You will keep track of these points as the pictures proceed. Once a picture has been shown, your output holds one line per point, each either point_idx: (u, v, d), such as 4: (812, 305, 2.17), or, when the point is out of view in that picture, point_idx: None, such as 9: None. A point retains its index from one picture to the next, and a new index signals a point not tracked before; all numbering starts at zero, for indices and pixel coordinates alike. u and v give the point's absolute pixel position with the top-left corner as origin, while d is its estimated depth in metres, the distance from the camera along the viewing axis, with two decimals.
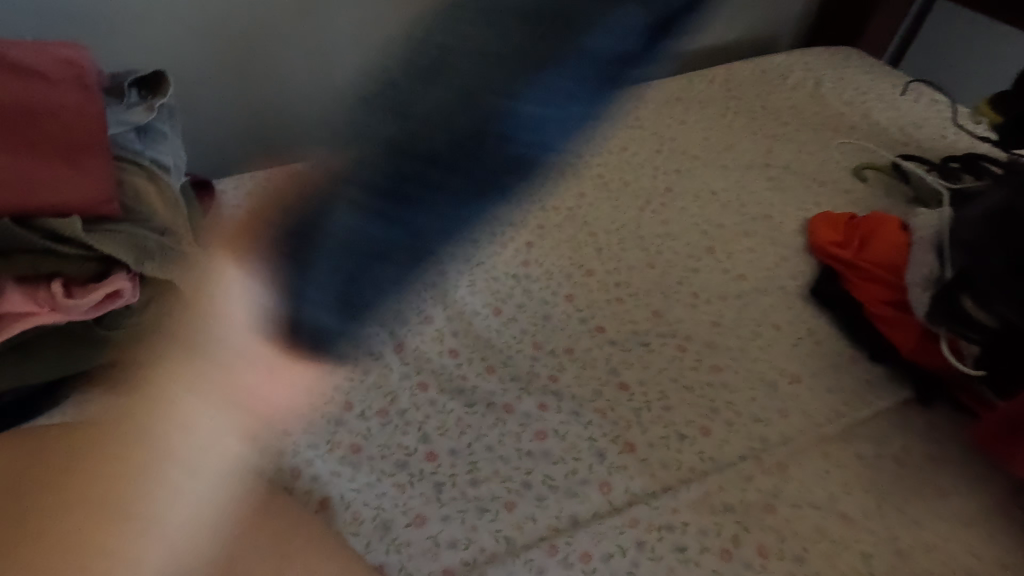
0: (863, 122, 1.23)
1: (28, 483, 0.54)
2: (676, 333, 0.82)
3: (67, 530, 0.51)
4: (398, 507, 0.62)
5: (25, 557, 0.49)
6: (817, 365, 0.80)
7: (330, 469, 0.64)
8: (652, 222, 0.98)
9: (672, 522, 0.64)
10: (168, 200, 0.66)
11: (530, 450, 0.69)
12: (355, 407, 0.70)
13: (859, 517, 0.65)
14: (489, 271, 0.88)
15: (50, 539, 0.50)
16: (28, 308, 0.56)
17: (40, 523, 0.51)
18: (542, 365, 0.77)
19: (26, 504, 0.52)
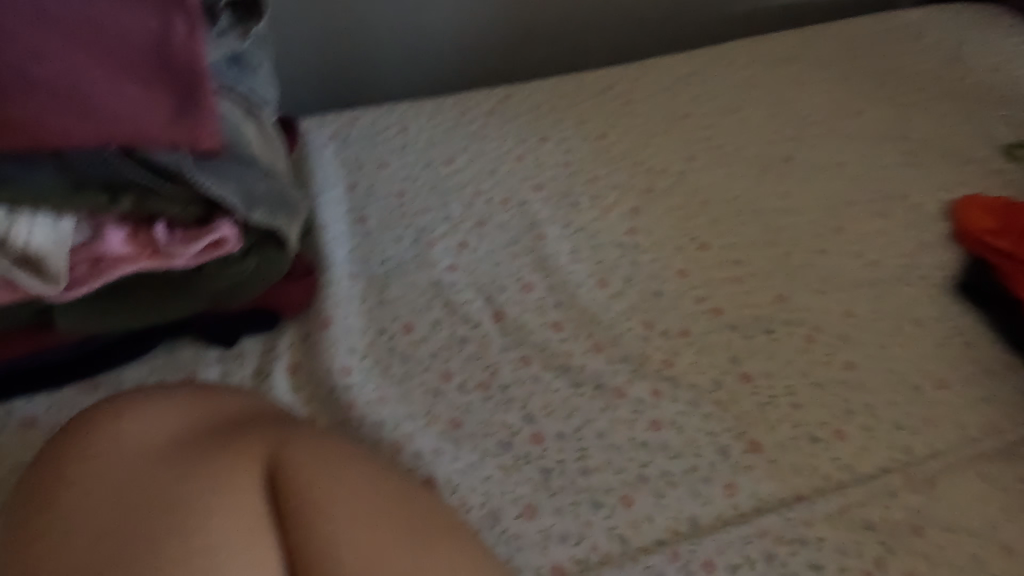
0: (1014, 92, 1.07)
1: (165, 456, 0.47)
2: (803, 321, 0.73)
3: (216, 516, 0.45)
4: (505, 494, 0.57)
5: (175, 546, 0.43)
6: (968, 370, 0.70)
7: (432, 445, 0.59)
8: (771, 195, 0.88)
9: (807, 537, 0.57)
10: (268, 139, 0.60)
11: (644, 441, 0.62)
12: (453, 378, 0.65)
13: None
14: (593, 238, 0.80)
15: (197, 525, 0.44)
16: (130, 252, 0.52)
17: (186, 507, 0.45)
18: (655, 347, 0.69)
19: (166, 482, 0.46)
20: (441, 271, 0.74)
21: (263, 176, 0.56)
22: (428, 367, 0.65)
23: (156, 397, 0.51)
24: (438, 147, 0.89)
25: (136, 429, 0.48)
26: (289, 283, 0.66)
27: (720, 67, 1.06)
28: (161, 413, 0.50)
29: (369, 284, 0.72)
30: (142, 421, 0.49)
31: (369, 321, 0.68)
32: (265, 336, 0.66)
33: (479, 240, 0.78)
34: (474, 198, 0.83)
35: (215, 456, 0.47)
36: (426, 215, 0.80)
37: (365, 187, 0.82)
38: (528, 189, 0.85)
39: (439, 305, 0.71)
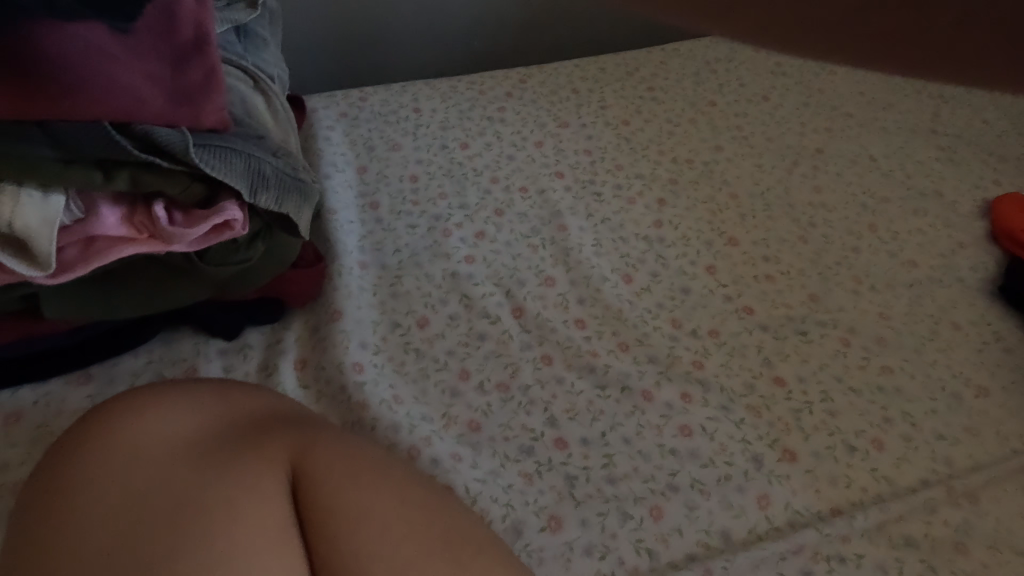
0: None
1: (182, 452, 0.43)
2: (837, 323, 0.70)
3: (236, 520, 0.41)
4: (527, 505, 0.53)
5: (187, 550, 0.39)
6: (1009, 379, 0.67)
7: (450, 450, 0.55)
8: (802, 189, 0.84)
9: (844, 553, 0.54)
10: (276, 114, 0.55)
11: (674, 448, 0.59)
12: (472, 377, 0.61)
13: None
14: (617, 231, 0.76)
15: (215, 529, 0.40)
16: (126, 233, 0.47)
17: (202, 507, 0.41)
18: (683, 347, 0.66)
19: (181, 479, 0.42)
20: (458, 263, 0.70)
21: (274, 154, 0.51)
22: (445, 365, 0.61)
23: (175, 392, 0.47)
24: (453, 130, 0.84)
25: (154, 424, 0.44)
26: (297, 272, 0.61)
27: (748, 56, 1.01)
28: (181, 408, 0.46)
29: (380, 275, 0.67)
30: (162, 415, 0.45)
31: (382, 315, 0.64)
32: (270, 328, 0.62)
33: (497, 230, 0.74)
34: (492, 185, 0.79)
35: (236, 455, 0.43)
36: (442, 202, 0.76)
37: (376, 171, 0.78)
38: (549, 177, 0.81)
39: (456, 299, 0.67)
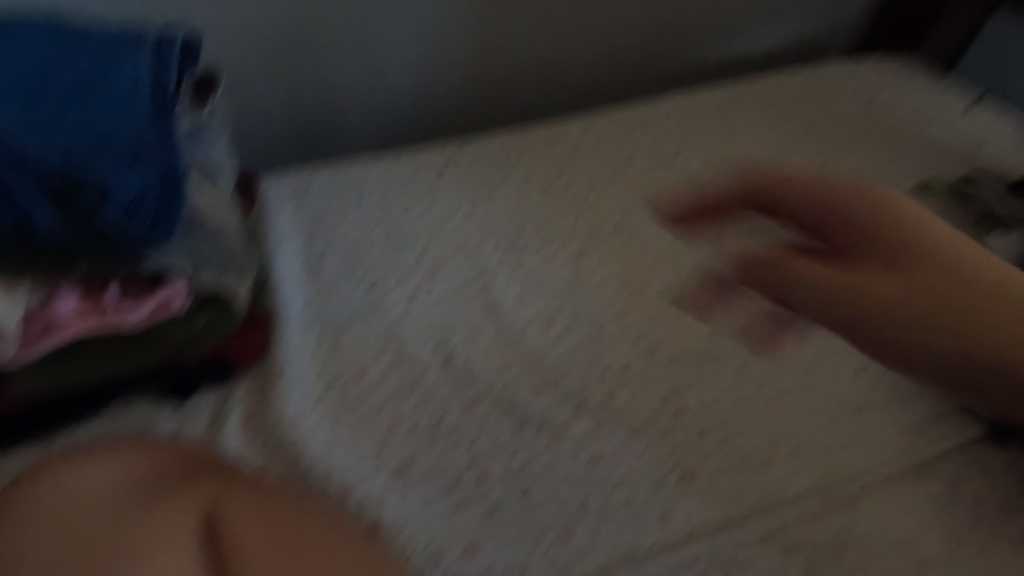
0: (926, 137, 1.17)
1: (119, 504, 0.51)
2: (736, 354, 0.78)
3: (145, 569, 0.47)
4: (449, 533, 0.60)
5: None
6: (886, 396, 0.76)
7: (380, 489, 0.62)
8: (708, 236, 0.94)
9: (735, 561, 0.61)
10: (222, 204, 0.64)
11: (585, 476, 0.65)
12: (404, 423, 0.68)
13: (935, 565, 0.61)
14: (540, 283, 0.85)
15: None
16: (80, 317, 0.55)
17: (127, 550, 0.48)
18: (596, 384, 0.73)
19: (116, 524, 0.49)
20: (394, 319, 0.77)
21: (211, 237, 0.60)
22: (379, 413, 0.68)
23: (121, 450, 0.54)
24: (394, 198, 0.92)
25: (98, 476, 0.52)
26: (244, 336, 0.69)
27: (660, 118, 1.13)
28: (123, 464, 0.53)
29: (323, 334, 0.74)
30: (103, 470, 0.52)
31: (323, 370, 0.71)
32: (219, 389, 0.68)
33: (431, 287, 0.82)
34: (428, 246, 0.87)
35: (159, 507, 0.50)
36: (381, 264, 0.83)
37: (322, 238, 0.85)
38: (479, 237, 0.90)
39: (391, 352, 0.74)
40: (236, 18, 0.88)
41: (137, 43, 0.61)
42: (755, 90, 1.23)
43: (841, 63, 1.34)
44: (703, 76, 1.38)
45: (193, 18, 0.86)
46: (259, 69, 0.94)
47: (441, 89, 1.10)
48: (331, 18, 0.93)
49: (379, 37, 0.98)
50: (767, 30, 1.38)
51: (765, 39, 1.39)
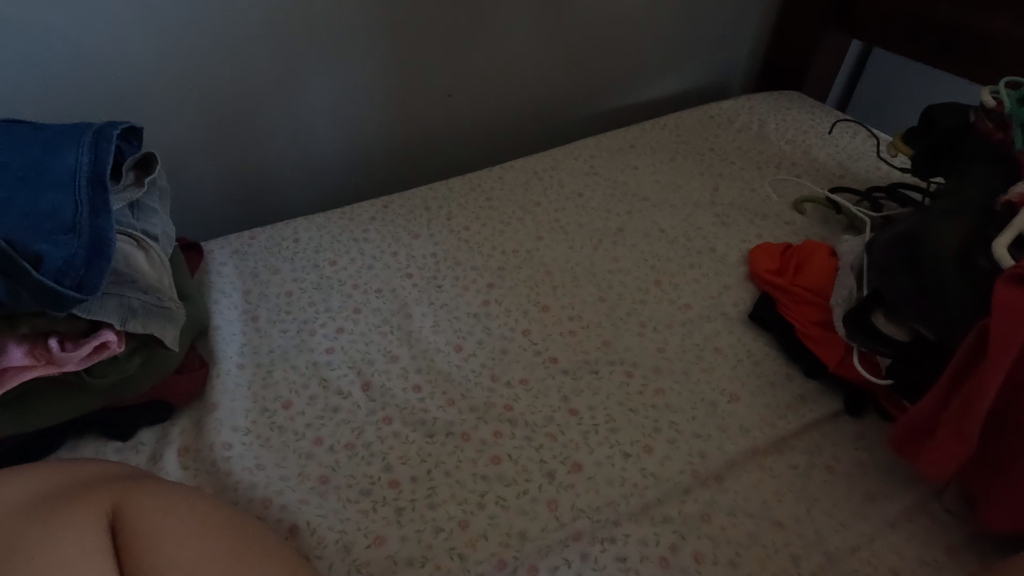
0: (803, 158, 1.32)
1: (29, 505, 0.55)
2: (623, 360, 0.89)
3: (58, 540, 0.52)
4: (360, 530, 0.68)
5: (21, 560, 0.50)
6: (756, 384, 0.86)
7: (299, 498, 0.70)
8: (604, 260, 1.06)
9: (614, 535, 0.69)
10: (155, 263, 0.75)
11: (485, 474, 0.74)
12: (324, 442, 0.77)
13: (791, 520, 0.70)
14: (452, 312, 0.95)
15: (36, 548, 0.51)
16: (26, 362, 0.64)
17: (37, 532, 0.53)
18: (498, 396, 0.83)
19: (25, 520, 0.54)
20: (319, 354, 0.87)
21: (145, 291, 0.71)
22: (303, 436, 0.77)
23: (32, 471, 0.60)
24: (324, 252, 1.04)
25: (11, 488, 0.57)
26: (180, 377, 0.78)
27: (566, 161, 1.28)
28: (36, 479, 0.59)
29: (255, 372, 0.85)
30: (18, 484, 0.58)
31: (254, 404, 0.81)
32: (159, 426, 0.77)
33: (355, 324, 0.92)
34: (353, 290, 0.98)
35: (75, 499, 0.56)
36: (310, 308, 0.94)
37: (258, 292, 0.96)
38: (399, 278, 1.01)
39: (316, 383, 0.84)
40: (178, 106, 1.02)
41: (79, 133, 0.73)
42: (652, 130, 1.38)
43: (731, 100, 1.51)
44: (611, 121, 1.54)
45: (139, 108, 1.00)
46: (201, 145, 1.07)
47: (367, 152, 1.24)
48: (261, 96, 1.08)
49: (307, 108, 1.13)
50: (663, 78, 1.56)
51: (662, 87, 1.57)
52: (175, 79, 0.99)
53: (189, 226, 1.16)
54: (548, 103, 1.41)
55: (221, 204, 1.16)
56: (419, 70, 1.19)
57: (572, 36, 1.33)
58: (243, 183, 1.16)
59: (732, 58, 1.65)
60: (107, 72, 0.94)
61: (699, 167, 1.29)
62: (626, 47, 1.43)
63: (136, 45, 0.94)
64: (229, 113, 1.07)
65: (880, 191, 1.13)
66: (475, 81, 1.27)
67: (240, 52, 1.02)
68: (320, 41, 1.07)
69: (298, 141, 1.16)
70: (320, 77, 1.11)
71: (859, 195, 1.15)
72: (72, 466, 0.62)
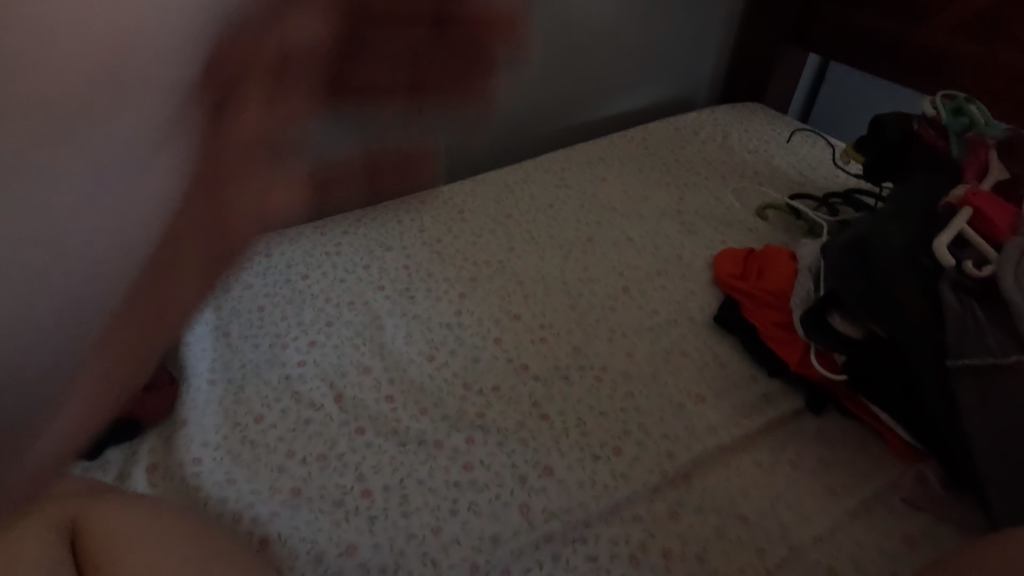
0: (765, 167, 1.37)
1: None
2: (593, 366, 0.91)
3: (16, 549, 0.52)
4: (332, 540, 0.68)
5: None
6: (722, 385, 0.89)
7: (271, 511, 0.70)
8: (574, 269, 1.09)
9: (585, 536, 0.70)
10: None
11: (458, 481, 0.75)
12: (297, 454, 0.77)
13: (754, 518, 0.72)
14: (425, 323, 0.97)
15: None
16: None
17: None
18: (470, 404, 0.84)
19: None
20: (292, 367, 0.88)
21: None
22: (275, 448, 0.77)
23: None
24: (296, 267, 1.04)
25: None
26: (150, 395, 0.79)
27: (536, 174, 1.31)
28: None
29: (227, 387, 0.84)
30: None
31: (226, 418, 0.80)
32: (128, 444, 0.77)
33: (328, 337, 0.93)
34: (326, 303, 0.99)
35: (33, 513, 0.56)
36: (282, 322, 0.94)
37: (229, 307, 0.96)
38: (372, 290, 1.01)
39: (288, 396, 0.84)
40: None
41: None
42: (620, 142, 1.42)
43: (695, 113, 1.57)
44: (581, 134, 1.58)
45: None
46: None
47: None
48: None
49: None
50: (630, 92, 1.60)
51: (630, 100, 1.61)
52: None
53: None
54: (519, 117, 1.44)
55: None
56: None
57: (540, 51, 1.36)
58: None
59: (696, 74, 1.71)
60: None
61: (665, 177, 1.32)
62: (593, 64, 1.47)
63: None
64: None
65: (837, 197, 1.18)
66: None
67: None
68: None
69: None
70: None
71: (817, 201, 1.20)
72: None
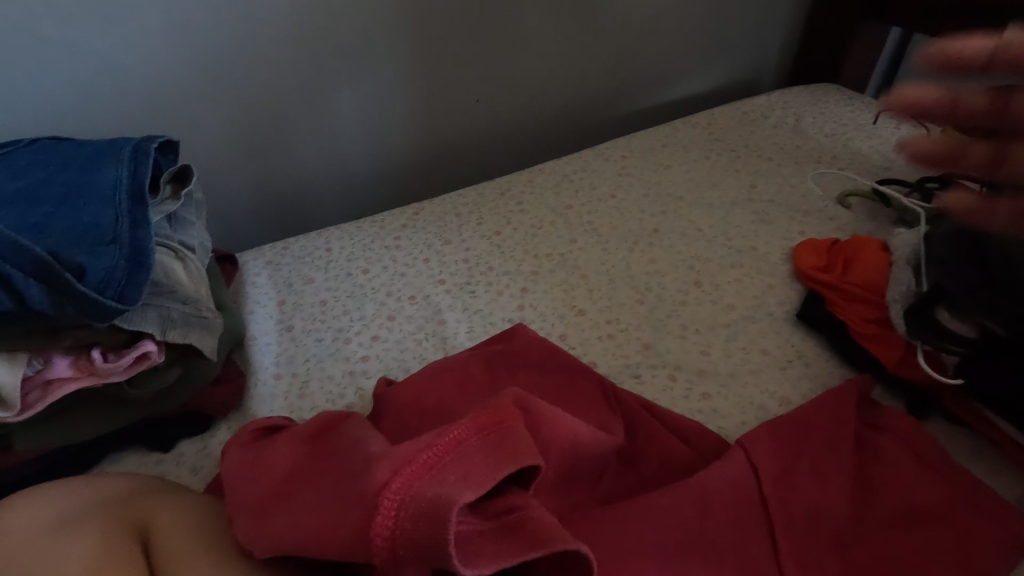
0: (844, 150, 1.27)
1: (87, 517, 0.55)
2: (665, 364, 0.85)
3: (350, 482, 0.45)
4: (434, 319, 0.93)
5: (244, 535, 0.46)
6: (808, 388, 0.82)
7: (414, 318, 0.93)
8: (640, 261, 1.03)
9: None
10: (193, 274, 0.74)
11: (523, 316, 0.94)
12: (420, 296, 0.97)
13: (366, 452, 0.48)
14: (487, 317, 0.93)
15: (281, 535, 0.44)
16: (73, 374, 0.65)
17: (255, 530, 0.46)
18: (556, 328, 0.91)
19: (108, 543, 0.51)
20: (355, 363, 0.86)
21: (184, 301, 0.71)
22: (363, 332, 0.91)
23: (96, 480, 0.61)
24: (356, 261, 1.02)
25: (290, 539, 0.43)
26: (217, 389, 0.77)
27: (596, 163, 1.24)
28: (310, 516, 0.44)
29: (292, 382, 0.83)
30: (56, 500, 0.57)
31: (290, 414, 0.80)
32: (197, 439, 0.76)
33: (389, 332, 0.91)
34: (386, 297, 0.96)
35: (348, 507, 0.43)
36: (344, 317, 0.93)
37: (292, 301, 0.95)
38: (432, 284, 0.99)
39: (353, 392, 0.83)
40: (210, 115, 1.03)
41: (119, 148, 0.75)
42: (684, 127, 1.35)
43: (764, 95, 1.47)
44: (641, 122, 1.52)
45: (167, 122, 1.00)
46: (236, 164, 1.09)
47: (394, 159, 1.24)
48: (294, 102, 1.08)
49: (334, 119, 1.13)
50: (692, 74, 1.52)
51: (692, 82, 1.53)
52: (213, 92, 1.01)
53: (220, 237, 1.16)
54: (574, 105, 1.39)
55: (252, 214, 1.17)
56: (444, 80, 1.19)
57: (600, 40, 1.32)
58: (275, 192, 1.16)
59: (764, 51, 1.60)
60: (140, 93, 0.96)
61: (734, 165, 1.24)
62: (653, 50, 1.41)
63: (166, 62, 0.95)
64: (262, 124, 1.08)
65: (931, 181, 1.08)
66: (505, 86, 1.27)
67: (272, 62, 1.02)
68: (346, 50, 1.06)
69: (329, 150, 1.16)
70: (351, 80, 1.10)
71: (909, 186, 1.09)
72: (100, 479, 0.61)
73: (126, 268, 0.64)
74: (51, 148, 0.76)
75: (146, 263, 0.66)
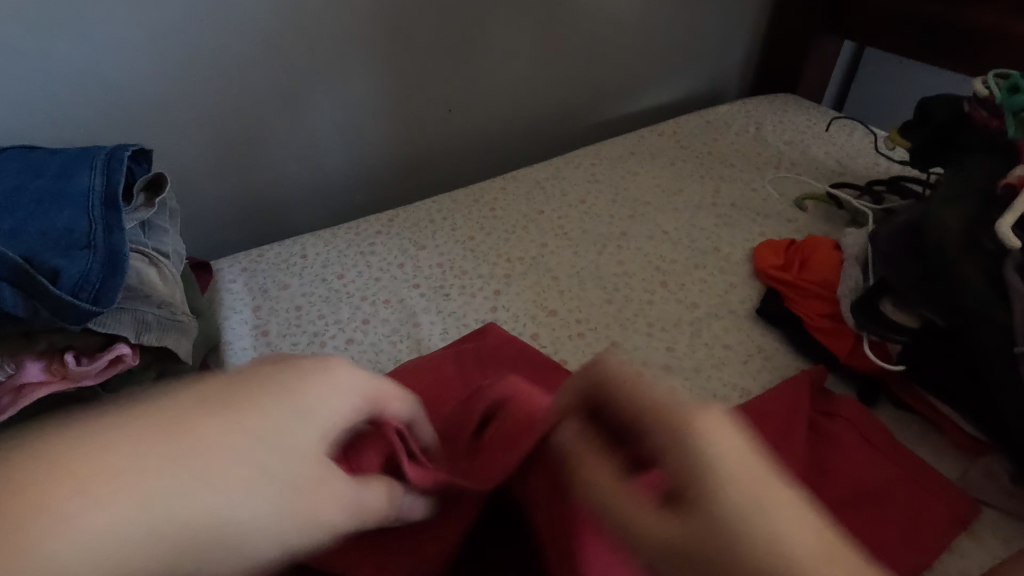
0: (801, 157, 1.33)
1: None
2: (633, 360, 0.89)
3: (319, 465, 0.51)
4: (408, 322, 0.95)
5: None
6: (767, 379, 0.86)
7: (389, 322, 0.95)
8: (609, 263, 1.06)
9: None
10: (167, 279, 0.75)
11: (497, 317, 0.96)
12: (395, 300, 0.98)
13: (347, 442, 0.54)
14: (461, 319, 0.96)
15: None
16: (46, 378, 0.66)
17: None
18: (528, 328, 0.94)
19: None
20: None
21: (158, 306, 0.72)
22: (338, 335, 0.92)
23: None
24: (331, 266, 1.03)
25: None
26: None
27: (566, 170, 1.29)
28: None
29: None
30: None
31: None
32: None
33: (365, 335, 0.92)
34: (361, 301, 0.98)
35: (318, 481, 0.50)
36: (319, 321, 0.94)
37: (268, 307, 0.96)
38: (406, 288, 1.01)
39: None
40: (182, 125, 1.04)
41: (92, 157, 0.76)
42: (650, 136, 1.40)
43: (727, 105, 1.53)
44: (610, 131, 1.57)
45: (139, 132, 1.01)
46: (210, 173, 1.10)
47: (369, 167, 1.26)
48: (268, 111, 1.10)
49: (307, 127, 1.15)
50: (658, 85, 1.58)
51: (658, 93, 1.59)
52: (186, 102, 1.02)
53: (194, 246, 1.17)
54: (544, 115, 1.43)
55: (227, 222, 1.17)
56: (416, 90, 1.22)
57: (568, 51, 1.36)
58: (251, 201, 1.17)
59: (727, 63, 1.67)
60: (113, 104, 0.97)
61: (698, 171, 1.29)
62: (620, 61, 1.46)
63: (140, 71, 0.96)
64: (235, 134, 1.09)
65: (880, 184, 1.15)
66: (476, 97, 1.30)
67: (244, 72, 1.04)
68: (318, 61, 1.09)
69: (303, 159, 1.18)
70: (324, 89, 1.12)
71: (860, 190, 1.15)
72: None
73: (100, 272, 0.65)
74: (23, 155, 0.76)
75: (122, 267, 0.67)
